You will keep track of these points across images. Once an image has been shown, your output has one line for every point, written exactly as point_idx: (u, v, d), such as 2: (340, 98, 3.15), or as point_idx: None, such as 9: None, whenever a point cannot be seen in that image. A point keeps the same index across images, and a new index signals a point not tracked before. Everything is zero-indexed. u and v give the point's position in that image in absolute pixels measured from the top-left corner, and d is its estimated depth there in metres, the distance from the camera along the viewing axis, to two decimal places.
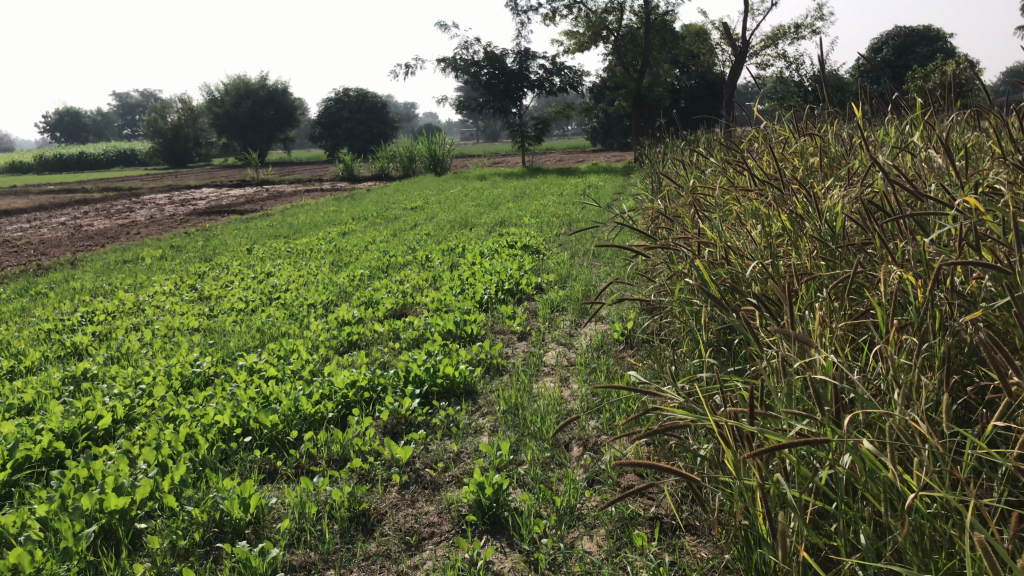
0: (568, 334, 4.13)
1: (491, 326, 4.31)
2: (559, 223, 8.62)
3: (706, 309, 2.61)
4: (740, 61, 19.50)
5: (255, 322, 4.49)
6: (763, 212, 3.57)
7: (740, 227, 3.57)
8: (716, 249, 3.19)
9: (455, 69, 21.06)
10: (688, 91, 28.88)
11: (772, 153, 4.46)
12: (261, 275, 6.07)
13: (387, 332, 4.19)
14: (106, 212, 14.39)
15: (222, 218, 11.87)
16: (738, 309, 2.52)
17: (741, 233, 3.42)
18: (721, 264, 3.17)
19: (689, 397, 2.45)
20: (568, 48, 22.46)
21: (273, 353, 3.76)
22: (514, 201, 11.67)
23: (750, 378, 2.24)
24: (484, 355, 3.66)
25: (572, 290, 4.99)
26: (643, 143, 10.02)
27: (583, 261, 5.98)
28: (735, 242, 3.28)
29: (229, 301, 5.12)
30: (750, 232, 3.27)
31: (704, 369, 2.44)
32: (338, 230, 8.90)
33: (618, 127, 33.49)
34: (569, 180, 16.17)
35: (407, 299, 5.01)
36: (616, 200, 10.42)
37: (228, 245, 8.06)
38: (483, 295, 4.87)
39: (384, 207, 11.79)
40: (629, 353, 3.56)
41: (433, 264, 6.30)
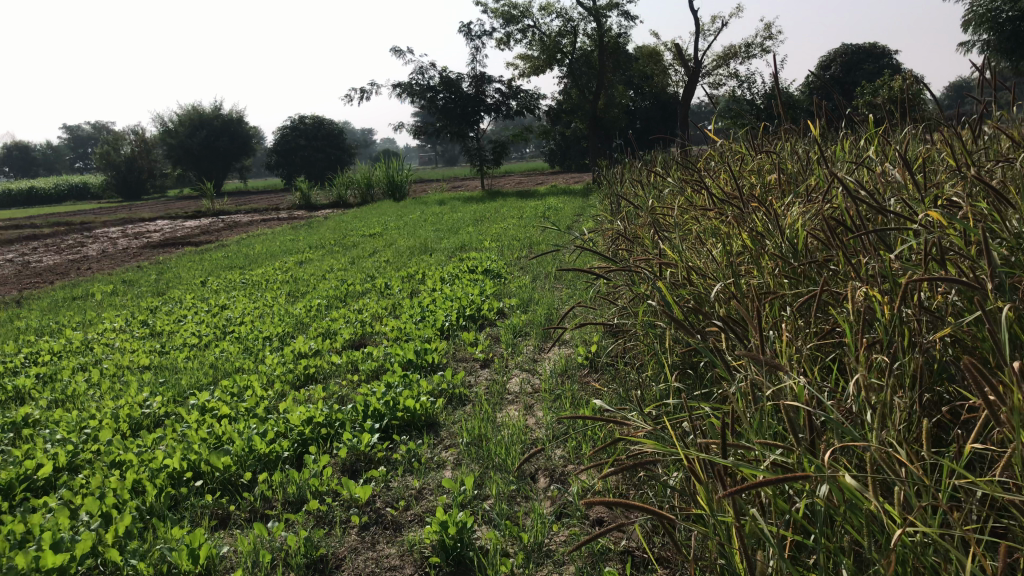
0: (532, 359, 4.06)
1: (452, 354, 4.22)
2: (519, 246, 8.57)
3: (670, 332, 2.55)
4: (694, 80, 19.73)
5: (209, 358, 4.35)
6: (723, 231, 3.54)
7: (701, 246, 3.53)
8: (677, 270, 3.15)
9: (411, 94, 21.05)
10: (643, 112, 29.17)
11: (729, 171, 4.45)
12: (215, 308, 5.93)
13: (346, 363, 4.08)
14: (56, 247, 14.05)
15: (177, 250, 11.64)
16: (703, 332, 2.47)
17: (702, 253, 3.39)
18: (682, 285, 3.13)
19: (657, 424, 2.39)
20: (523, 71, 22.57)
21: (227, 390, 3.63)
22: (474, 225, 11.61)
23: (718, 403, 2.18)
24: (446, 384, 3.57)
25: (535, 314, 4.92)
26: (601, 163, 10.04)
27: (545, 284, 5.93)
28: (696, 262, 3.25)
29: (182, 335, 4.97)
30: (711, 252, 3.23)
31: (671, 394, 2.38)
32: (295, 259, 8.76)
33: (576, 149, 33.69)
34: (529, 203, 16.17)
35: (366, 329, 4.90)
36: (576, 221, 10.42)
37: (181, 278, 7.88)
38: (444, 321, 4.78)
39: (342, 234, 11.67)
40: (593, 378, 3.50)
41: (392, 291, 6.20)
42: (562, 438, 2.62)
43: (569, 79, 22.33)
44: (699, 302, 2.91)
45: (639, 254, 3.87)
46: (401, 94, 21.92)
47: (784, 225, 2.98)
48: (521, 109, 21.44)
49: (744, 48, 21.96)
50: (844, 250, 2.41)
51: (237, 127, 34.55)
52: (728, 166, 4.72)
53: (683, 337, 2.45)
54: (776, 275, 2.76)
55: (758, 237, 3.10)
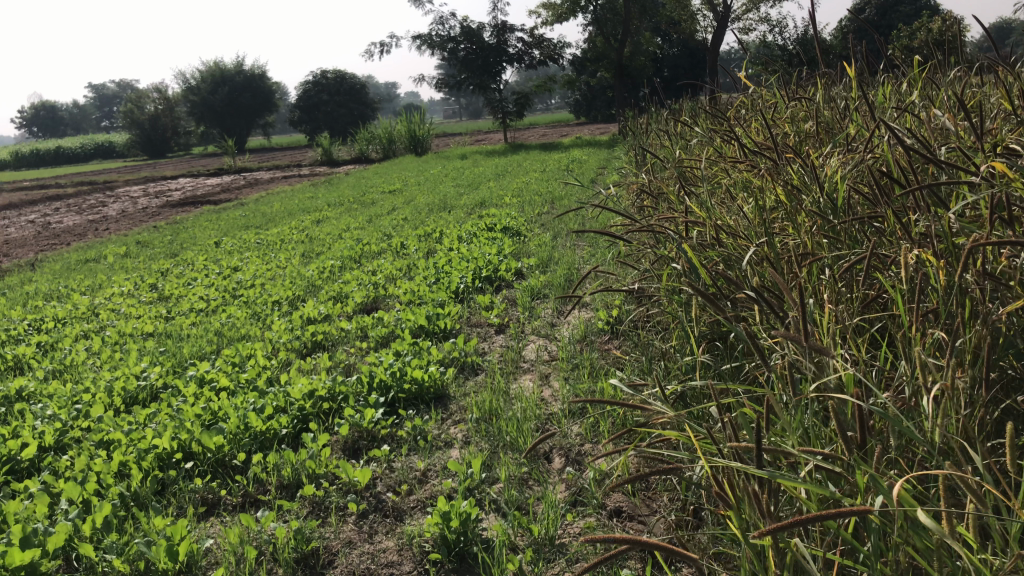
0: (550, 324, 3.85)
1: (467, 319, 4.02)
2: (541, 202, 8.32)
3: (697, 300, 2.33)
4: (722, 26, 19.10)
5: (215, 324, 4.19)
6: (754, 185, 3.28)
7: (730, 202, 3.28)
8: (704, 230, 2.90)
9: (431, 46, 20.63)
10: (670, 60, 28.47)
11: (761, 120, 4.16)
12: (227, 270, 5.77)
13: (355, 329, 3.90)
14: (77, 207, 13.99)
15: (195, 209, 11.50)
16: (733, 300, 2.25)
17: (732, 209, 3.13)
18: (710, 245, 2.89)
19: (682, 403, 2.18)
20: (546, 20, 22.00)
21: (229, 359, 3.46)
22: (496, 180, 11.34)
23: (751, 383, 1.96)
24: (458, 353, 3.37)
25: (555, 275, 4.69)
26: (626, 114, 9.69)
27: (566, 243, 5.69)
28: (725, 220, 2.99)
29: (190, 300, 4.82)
30: (741, 210, 2.98)
31: (698, 370, 2.16)
32: (312, 218, 8.58)
33: (601, 100, 33.06)
34: (553, 156, 15.84)
35: (378, 291, 4.70)
36: (601, 175, 10.11)
37: (196, 238, 7.73)
38: (459, 283, 4.57)
39: (362, 191, 11.47)
40: (614, 345, 3.28)
41: (408, 251, 6.00)
42: (579, 415, 2.42)
43: (593, 27, 21.73)
44: (728, 264, 2.68)
45: (664, 211, 3.62)
46: (421, 46, 21.50)
47: (823, 179, 2.72)
48: (545, 59, 20.94)
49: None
50: (891, 208, 2.17)
51: (259, 82, 34.26)
52: (760, 114, 4.43)
53: (711, 307, 2.23)
54: (815, 235, 2.51)
55: (794, 193, 2.85)
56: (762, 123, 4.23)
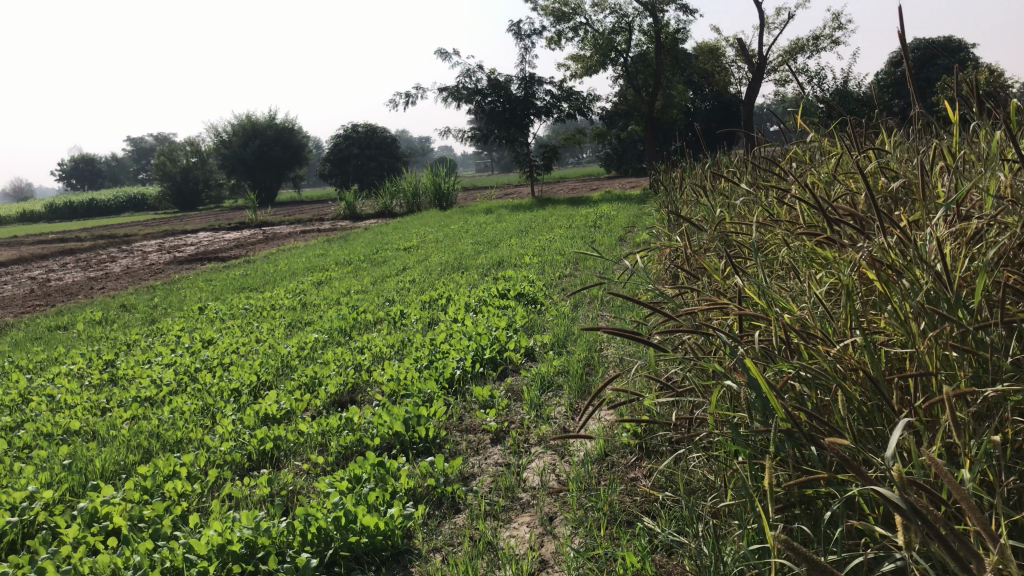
0: (560, 430, 3.03)
1: (457, 422, 3.21)
2: (564, 263, 7.56)
3: (790, 477, 1.57)
4: (757, 78, 18.43)
5: (151, 423, 3.42)
6: (828, 264, 2.48)
7: (797, 284, 2.48)
8: (768, 330, 2.11)
9: (457, 98, 20.15)
10: (703, 113, 27.81)
11: (823, 179, 3.37)
12: (198, 344, 5.04)
13: (316, 434, 3.10)
14: (83, 263, 13.42)
15: (200, 267, 10.87)
16: (846, 480, 1.47)
17: (802, 295, 2.33)
18: (774, 350, 2.09)
19: None
20: (576, 72, 21.52)
21: (141, 480, 2.67)
22: (518, 237, 10.62)
23: None
24: (435, 479, 2.56)
25: (570, 360, 3.89)
26: (657, 165, 8.92)
27: (587, 317, 4.90)
28: (795, 314, 2.19)
29: (139, 385, 4.06)
30: (817, 300, 2.18)
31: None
32: (314, 278, 7.88)
33: (633, 153, 32.55)
34: (581, 211, 15.13)
35: (358, 377, 3.92)
36: (631, 233, 9.33)
37: (183, 302, 7.02)
38: (454, 369, 3.78)
39: (376, 248, 10.79)
40: (644, 475, 2.46)
41: (407, 323, 5.24)
42: None
43: (624, 79, 21.14)
44: (805, 382, 1.88)
45: (707, 290, 2.83)
46: (448, 99, 21.05)
47: (932, 258, 1.94)
48: (574, 112, 20.35)
49: (812, 42, 20.53)
50: None
51: (289, 136, 34.15)
52: (823, 169, 3.63)
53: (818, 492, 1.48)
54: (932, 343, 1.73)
55: (889, 269, 2.05)
56: (829, 180, 3.44)
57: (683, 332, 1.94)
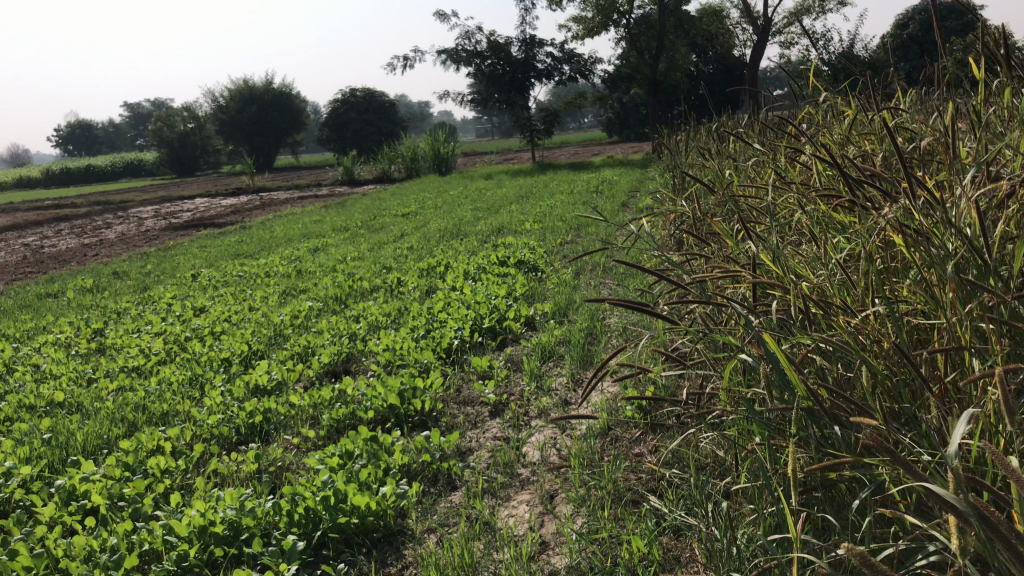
0: (561, 403, 2.91)
1: (454, 394, 3.09)
2: (565, 229, 7.40)
3: (812, 461, 1.45)
4: (761, 41, 18.11)
5: (138, 395, 3.29)
6: (845, 230, 2.34)
7: (813, 251, 2.34)
8: (783, 300, 1.98)
9: (456, 62, 19.83)
10: (706, 77, 27.44)
11: (837, 140, 3.22)
12: (189, 313, 4.90)
13: (307, 407, 2.98)
14: (78, 229, 13.25)
15: (195, 233, 10.71)
16: (875, 464, 1.36)
17: (819, 262, 2.19)
18: (790, 321, 1.97)
19: None
20: (577, 35, 21.16)
21: (124, 455, 2.56)
22: (518, 203, 10.46)
23: None
24: (430, 456, 2.44)
25: (572, 329, 3.76)
26: (660, 130, 8.73)
27: (589, 285, 4.76)
28: (812, 283, 2.06)
29: (127, 355, 3.94)
30: (836, 268, 2.05)
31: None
32: (310, 244, 7.74)
33: (635, 118, 32.20)
34: (582, 176, 14.92)
35: (352, 347, 3.80)
36: (633, 198, 9.16)
37: (176, 269, 6.87)
38: (452, 339, 3.65)
39: (373, 214, 10.63)
40: (649, 452, 2.34)
41: (404, 290, 5.10)
42: None
43: (625, 42, 20.79)
44: (824, 355, 1.76)
45: (717, 257, 2.69)
46: (447, 62, 20.72)
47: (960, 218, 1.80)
48: (574, 75, 20.05)
49: (818, 3, 20.15)
50: None
51: (287, 100, 33.77)
52: (837, 130, 3.47)
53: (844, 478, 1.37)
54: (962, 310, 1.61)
55: (913, 230, 1.92)
56: (843, 141, 3.29)
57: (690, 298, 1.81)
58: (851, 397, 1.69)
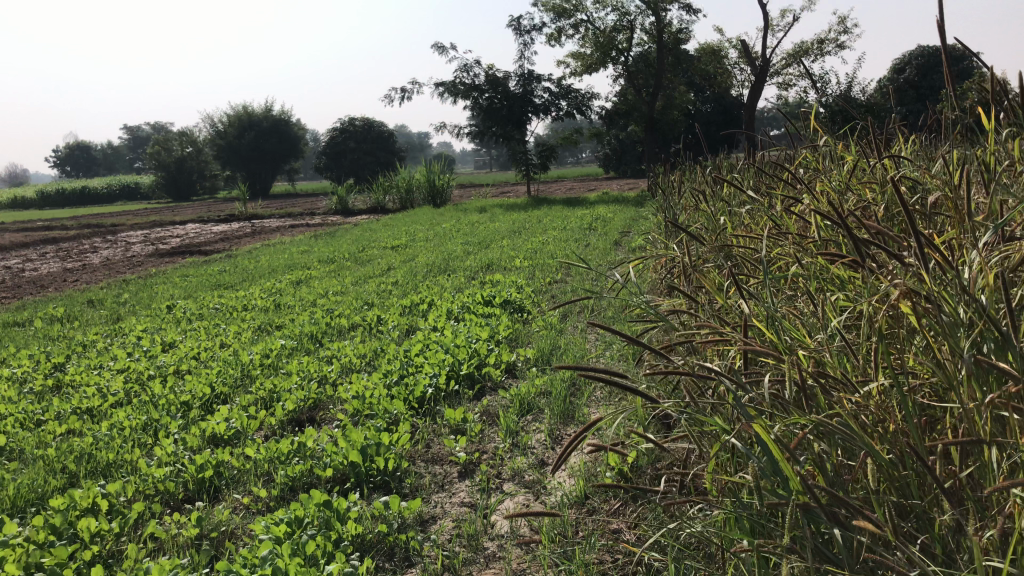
0: (537, 463, 2.70)
1: (423, 451, 2.87)
2: (554, 267, 7.22)
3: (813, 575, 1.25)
4: (759, 81, 18.09)
5: (85, 440, 3.07)
6: (847, 294, 2.15)
7: (810, 313, 2.15)
8: (780, 373, 1.78)
9: (454, 94, 19.78)
10: (703, 116, 27.48)
11: (836, 191, 3.04)
12: (157, 348, 4.69)
13: (263, 461, 2.77)
14: (63, 253, 13.05)
15: (180, 260, 10.50)
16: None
17: (817, 328, 2.00)
18: (786, 396, 1.77)
19: None
20: (575, 70, 21.16)
21: (53, 514, 2.34)
22: (510, 238, 10.29)
23: None
24: (387, 525, 2.23)
25: (554, 379, 3.57)
26: (655, 168, 8.58)
27: (576, 331, 4.57)
28: (809, 353, 1.87)
29: (83, 394, 3.72)
30: (836, 339, 1.86)
31: None
32: (294, 276, 7.54)
33: (632, 154, 32.21)
34: (576, 212, 14.79)
35: (320, 392, 3.59)
36: (626, 237, 8.98)
37: (153, 299, 6.66)
38: (426, 387, 3.44)
39: (363, 245, 10.44)
40: (628, 528, 2.12)
41: (383, 330, 4.90)
42: None
43: (624, 79, 20.78)
44: (823, 439, 1.56)
45: (709, 313, 2.50)
46: (444, 94, 20.68)
47: (970, 286, 1.63)
48: (572, 110, 20.00)
49: (816, 45, 20.17)
50: None
51: (285, 128, 33.75)
52: (836, 177, 3.30)
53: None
54: (975, 394, 1.43)
55: (918, 297, 1.75)
56: (843, 190, 3.11)
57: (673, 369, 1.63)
58: (853, 488, 1.50)
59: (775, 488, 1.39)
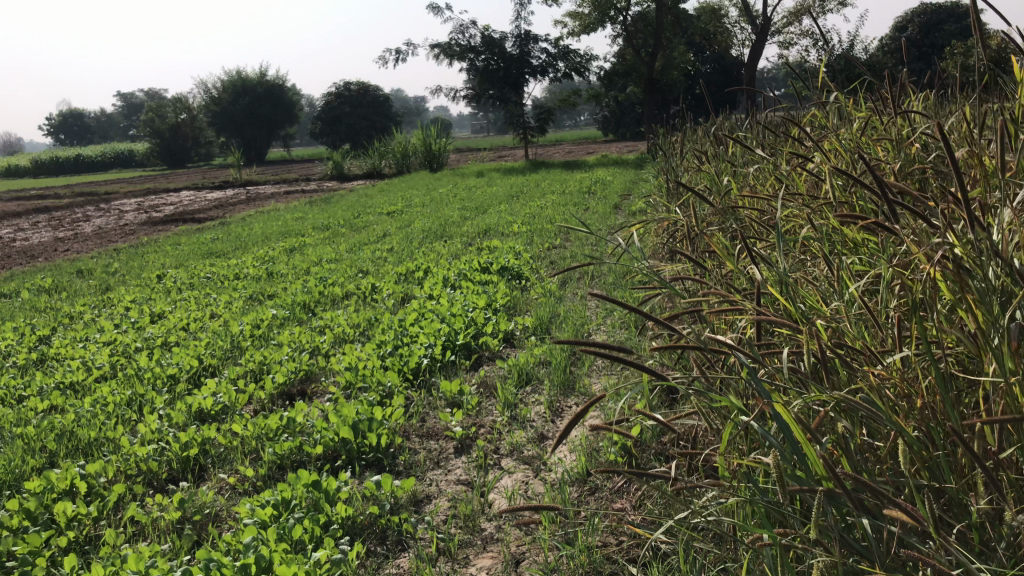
0: (536, 438, 2.59)
1: (418, 425, 2.76)
2: (553, 232, 7.08)
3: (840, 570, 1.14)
4: (759, 40, 17.78)
5: (66, 416, 2.96)
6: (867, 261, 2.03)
7: (827, 281, 2.03)
8: (798, 345, 1.66)
9: (450, 56, 19.46)
10: (702, 77, 27.13)
11: (848, 150, 2.90)
12: (145, 319, 4.56)
13: (250, 438, 2.65)
14: (54, 222, 12.87)
15: (172, 228, 10.35)
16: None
17: (835, 297, 1.88)
18: (805, 370, 1.65)
19: None
20: (573, 31, 20.80)
21: (28, 498, 2.23)
22: (507, 203, 10.12)
23: None
24: (379, 507, 2.12)
25: (554, 348, 3.45)
26: (656, 129, 8.39)
27: (576, 297, 4.44)
28: (828, 324, 1.75)
29: (66, 368, 3.60)
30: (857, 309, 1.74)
31: None
32: (287, 244, 7.39)
33: (630, 116, 31.87)
34: (574, 176, 14.60)
35: (312, 364, 3.47)
36: (626, 201, 8.83)
37: (143, 268, 6.52)
38: (420, 358, 3.32)
39: (358, 211, 10.28)
40: (632, 507, 2.02)
41: (378, 298, 4.77)
42: None
43: (622, 39, 20.42)
44: (846, 418, 1.45)
45: (718, 280, 2.37)
46: (439, 57, 20.34)
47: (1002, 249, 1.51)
48: (569, 72, 19.70)
49: (818, 3, 19.81)
50: None
51: (279, 93, 33.35)
52: (848, 136, 3.16)
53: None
54: (1012, 368, 1.31)
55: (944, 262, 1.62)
56: (856, 148, 2.97)
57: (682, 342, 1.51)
58: (879, 471, 1.39)
59: (794, 472, 1.28)
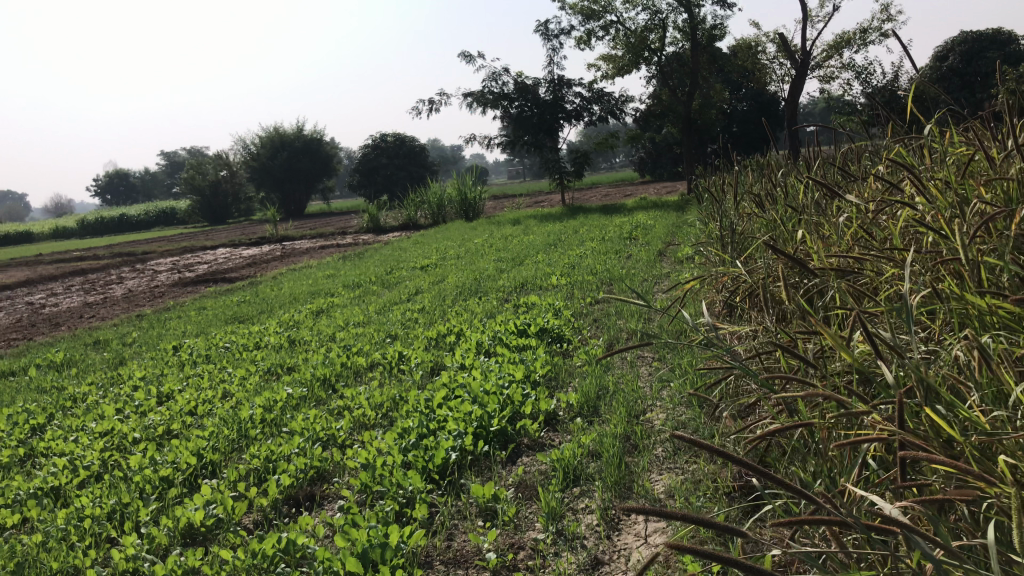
0: (589, 565, 2.09)
1: (442, 547, 2.27)
2: (597, 284, 6.59)
3: None
4: (800, 75, 17.27)
5: (33, 536, 2.51)
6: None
7: (985, 384, 1.52)
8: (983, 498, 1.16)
9: (483, 104, 19.23)
10: (740, 115, 26.66)
11: (956, 199, 2.39)
12: (149, 402, 4.13)
13: (238, 569, 2.18)
14: (88, 285, 12.68)
15: (201, 290, 10.03)
16: None
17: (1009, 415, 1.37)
18: (994, 534, 1.14)
19: None
20: (607, 73, 20.52)
21: None
22: (545, 252, 9.67)
23: None
24: None
25: (606, 433, 2.95)
26: (700, 171, 7.91)
27: (625, 365, 3.94)
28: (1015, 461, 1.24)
29: (50, 467, 3.16)
30: None
31: None
32: (314, 305, 6.99)
33: (668, 157, 31.45)
34: (614, 220, 14.12)
35: (325, 460, 3.00)
36: (672, 248, 8.33)
37: (161, 338, 6.14)
38: (448, 451, 2.84)
39: (390, 267, 9.89)
40: None
41: (405, 370, 4.31)
42: None
43: (657, 79, 20.04)
44: None
45: (830, 374, 1.87)
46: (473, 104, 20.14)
47: None
48: (605, 115, 19.35)
49: (860, 34, 19.28)
50: None
51: (317, 147, 33.55)
52: (948, 180, 2.64)
53: None
54: None
55: None
56: (962, 192, 2.46)
57: (813, 501, 1.07)
58: None
59: None
